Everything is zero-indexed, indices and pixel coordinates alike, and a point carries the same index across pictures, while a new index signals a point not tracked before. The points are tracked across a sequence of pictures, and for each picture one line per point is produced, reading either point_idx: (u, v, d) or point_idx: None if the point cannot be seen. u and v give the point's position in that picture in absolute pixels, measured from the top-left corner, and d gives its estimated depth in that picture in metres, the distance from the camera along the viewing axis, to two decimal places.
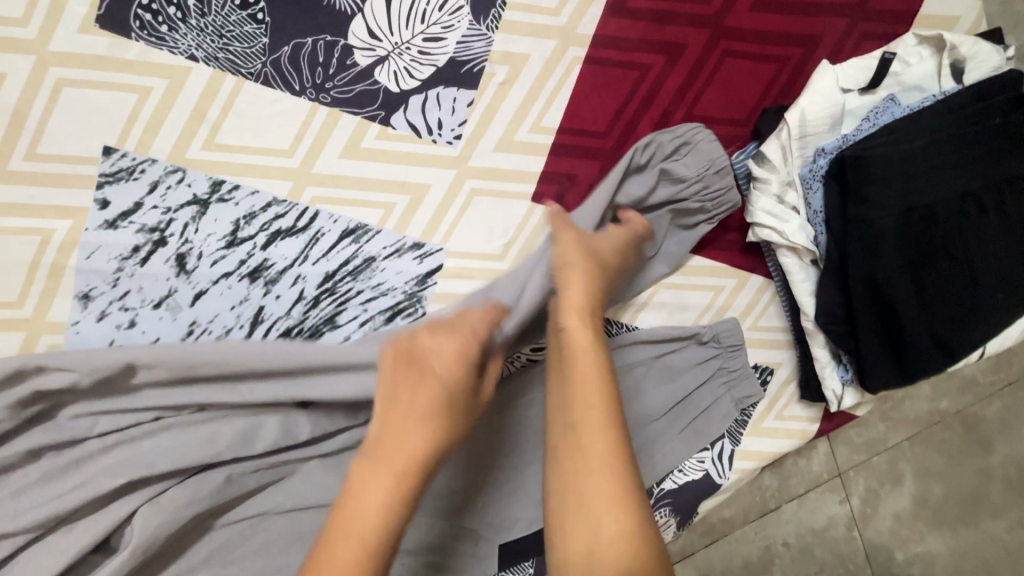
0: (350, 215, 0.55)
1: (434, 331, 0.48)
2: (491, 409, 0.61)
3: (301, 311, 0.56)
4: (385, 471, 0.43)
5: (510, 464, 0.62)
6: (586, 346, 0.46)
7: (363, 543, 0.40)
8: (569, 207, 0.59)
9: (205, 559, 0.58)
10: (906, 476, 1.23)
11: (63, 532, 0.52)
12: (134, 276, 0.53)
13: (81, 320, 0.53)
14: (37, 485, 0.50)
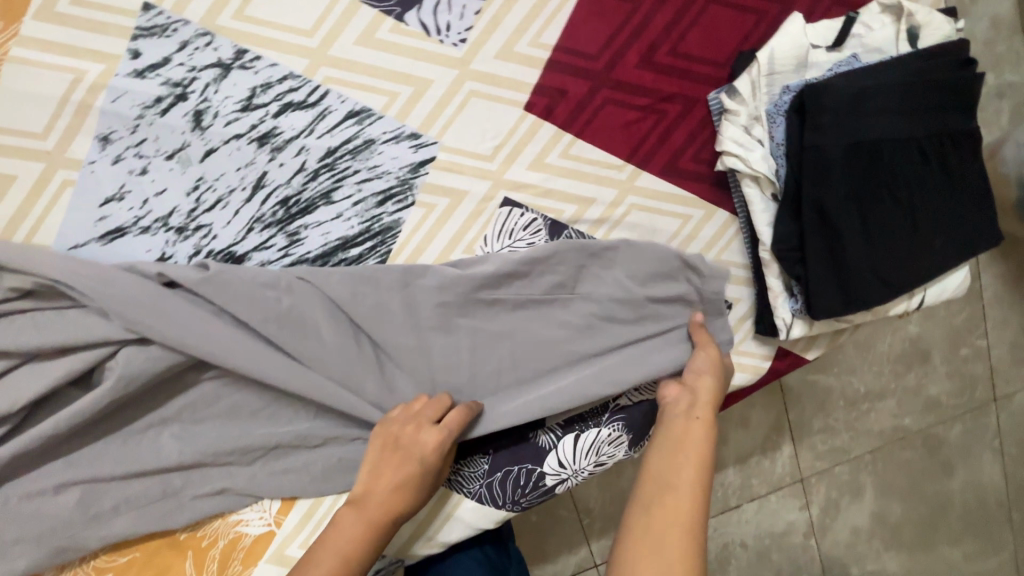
0: (358, 98, 0.60)
1: (423, 425, 0.58)
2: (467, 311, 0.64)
3: (301, 181, 0.61)
4: (376, 507, 0.57)
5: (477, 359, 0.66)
6: (693, 432, 0.58)
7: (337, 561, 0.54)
8: (559, 119, 0.64)
9: (179, 411, 0.63)
10: (867, 490, 1.26)
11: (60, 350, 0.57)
12: (152, 125, 0.58)
13: (98, 160, 0.58)
14: (63, 304, 0.57)
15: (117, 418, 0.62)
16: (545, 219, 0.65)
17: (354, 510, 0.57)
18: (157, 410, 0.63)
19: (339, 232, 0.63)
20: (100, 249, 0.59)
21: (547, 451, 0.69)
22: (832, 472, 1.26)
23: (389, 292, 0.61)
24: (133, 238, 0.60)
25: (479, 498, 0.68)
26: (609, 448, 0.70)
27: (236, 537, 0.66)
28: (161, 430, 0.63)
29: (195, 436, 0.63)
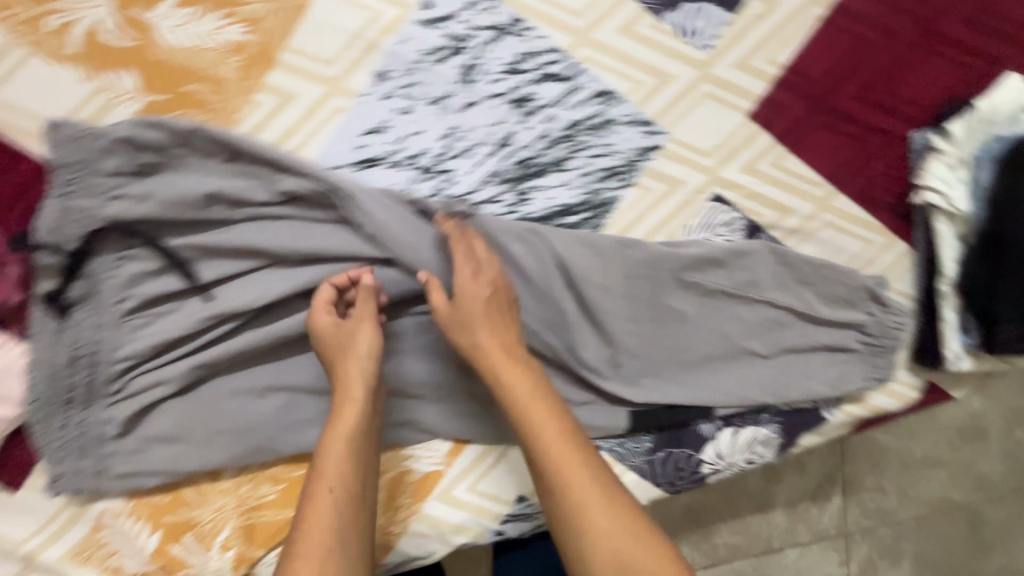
0: (608, 81, 0.66)
1: (328, 311, 0.60)
2: (661, 293, 0.68)
3: (541, 146, 0.65)
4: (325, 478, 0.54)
5: (659, 341, 0.70)
6: (524, 390, 0.57)
7: (331, 497, 0.53)
8: (776, 131, 0.69)
9: (382, 339, 0.67)
10: (907, 556, 1.29)
11: (309, 260, 0.62)
12: (427, 71, 0.62)
13: (369, 94, 0.62)
14: (314, 219, 0.61)
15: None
16: (745, 221, 0.70)
17: (334, 424, 0.57)
18: None
19: (562, 199, 0.67)
20: (352, 174, 0.63)
21: (706, 440, 0.72)
22: (875, 530, 1.29)
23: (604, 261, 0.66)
24: (382, 170, 0.64)
25: (640, 472, 0.71)
26: (761, 447, 0.74)
27: (404, 472, 0.67)
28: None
29: (391, 367, 0.66)
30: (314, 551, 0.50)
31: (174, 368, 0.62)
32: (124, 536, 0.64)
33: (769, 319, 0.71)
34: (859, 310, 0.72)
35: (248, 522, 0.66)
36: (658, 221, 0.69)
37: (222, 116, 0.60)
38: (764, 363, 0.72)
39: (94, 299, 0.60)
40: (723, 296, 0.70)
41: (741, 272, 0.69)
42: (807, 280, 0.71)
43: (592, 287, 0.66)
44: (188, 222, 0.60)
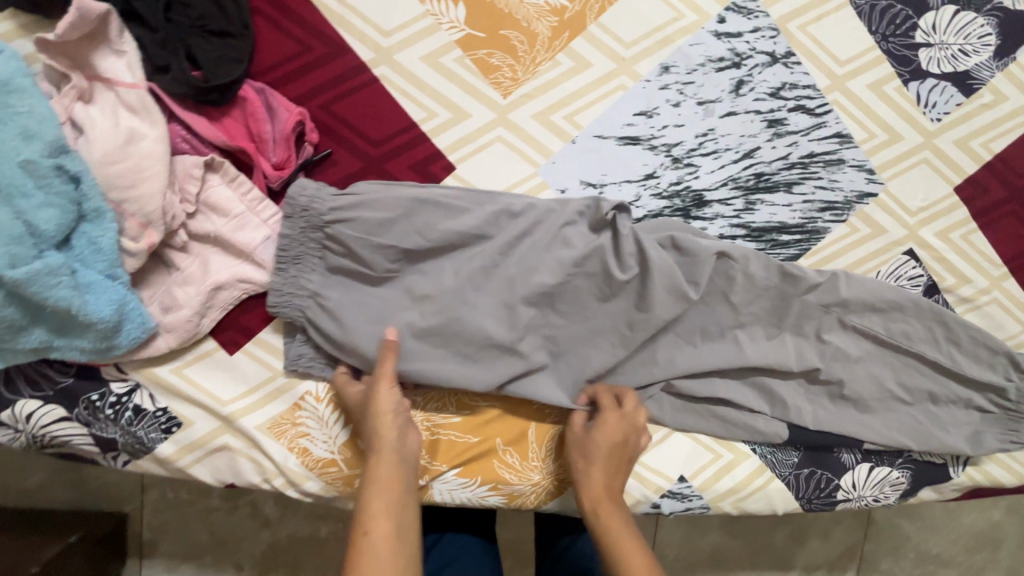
0: (849, 126, 0.73)
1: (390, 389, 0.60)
2: (849, 325, 0.73)
3: (778, 166, 0.72)
4: (387, 454, 0.56)
5: (836, 370, 0.73)
6: (613, 483, 0.62)
7: (399, 491, 0.54)
8: (973, 208, 0.77)
9: None
10: None
11: (564, 211, 0.66)
12: (704, 75, 0.70)
13: (651, 82, 0.69)
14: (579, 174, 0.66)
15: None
16: (928, 279, 0.77)
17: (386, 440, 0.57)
18: None
19: (783, 217, 0.73)
20: (616, 147, 0.69)
21: (847, 469, 0.77)
22: None
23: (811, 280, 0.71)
24: (639, 150, 0.70)
25: (786, 482, 0.75)
26: (890, 488, 0.79)
27: None
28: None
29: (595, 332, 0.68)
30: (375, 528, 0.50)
31: (415, 279, 0.64)
32: (318, 421, 0.66)
33: (938, 377, 0.75)
34: (998, 372, 0.74)
35: (431, 437, 0.68)
36: (855, 259, 0.75)
37: (524, 65, 0.66)
38: (922, 416, 0.75)
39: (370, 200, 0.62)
40: (903, 344, 0.73)
41: (922, 325, 0.74)
42: (955, 339, 0.74)
43: (793, 302, 0.71)
44: None
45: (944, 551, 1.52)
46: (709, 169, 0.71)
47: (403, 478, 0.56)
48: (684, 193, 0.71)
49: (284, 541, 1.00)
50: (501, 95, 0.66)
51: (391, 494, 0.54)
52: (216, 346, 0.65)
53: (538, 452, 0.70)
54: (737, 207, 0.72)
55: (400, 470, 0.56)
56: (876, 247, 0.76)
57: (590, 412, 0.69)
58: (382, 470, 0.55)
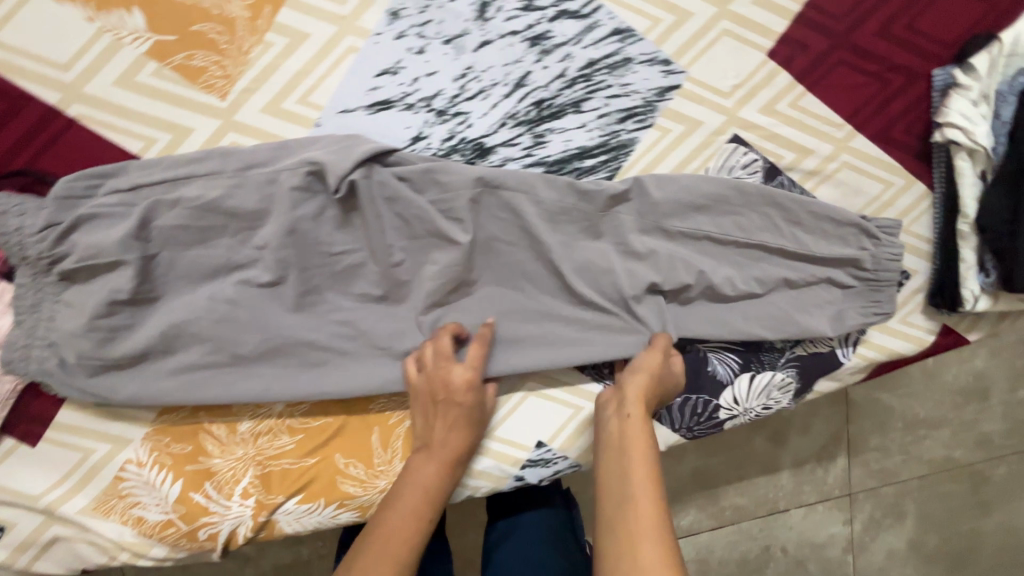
0: (626, 18, 0.64)
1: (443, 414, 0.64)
2: (671, 238, 0.67)
3: (558, 86, 0.64)
4: (422, 452, 0.64)
5: (675, 289, 0.68)
6: (642, 444, 0.59)
7: (417, 491, 0.61)
8: (795, 69, 0.68)
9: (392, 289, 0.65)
10: (907, 513, 1.45)
11: (325, 203, 0.61)
12: (441, 9, 0.61)
13: (384, 33, 0.61)
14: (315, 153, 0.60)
15: (342, 279, 0.65)
16: (764, 162, 0.69)
17: (429, 457, 0.63)
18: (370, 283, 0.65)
19: (579, 141, 0.66)
20: (367, 117, 0.62)
21: (725, 385, 0.72)
22: (879, 491, 1.43)
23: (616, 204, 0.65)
24: (395, 112, 0.62)
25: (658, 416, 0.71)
26: (778, 392, 0.74)
27: None
28: (374, 289, 0.66)
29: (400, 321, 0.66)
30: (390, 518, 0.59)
31: (189, 315, 0.61)
32: (145, 485, 0.64)
33: (786, 265, 0.69)
34: (849, 244, 0.69)
35: (265, 471, 0.66)
36: (677, 162, 0.68)
37: (232, 57, 0.59)
38: (785, 312, 0.70)
39: (98, 251, 0.56)
40: (729, 244, 0.68)
41: (750, 215, 0.68)
42: (790, 222, 0.69)
43: (597, 238, 0.66)
44: (199, 167, 0.59)
45: (933, 414, 1.44)
46: (481, 113, 0.64)
47: (423, 469, 0.62)
48: (460, 145, 0.64)
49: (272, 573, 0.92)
50: (219, 98, 0.59)
51: (412, 484, 0.62)
52: (17, 442, 0.62)
53: (384, 456, 0.67)
54: (525, 146, 0.65)
55: (423, 464, 0.63)
56: (696, 145, 0.68)
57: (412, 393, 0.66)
58: (423, 468, 0.63)
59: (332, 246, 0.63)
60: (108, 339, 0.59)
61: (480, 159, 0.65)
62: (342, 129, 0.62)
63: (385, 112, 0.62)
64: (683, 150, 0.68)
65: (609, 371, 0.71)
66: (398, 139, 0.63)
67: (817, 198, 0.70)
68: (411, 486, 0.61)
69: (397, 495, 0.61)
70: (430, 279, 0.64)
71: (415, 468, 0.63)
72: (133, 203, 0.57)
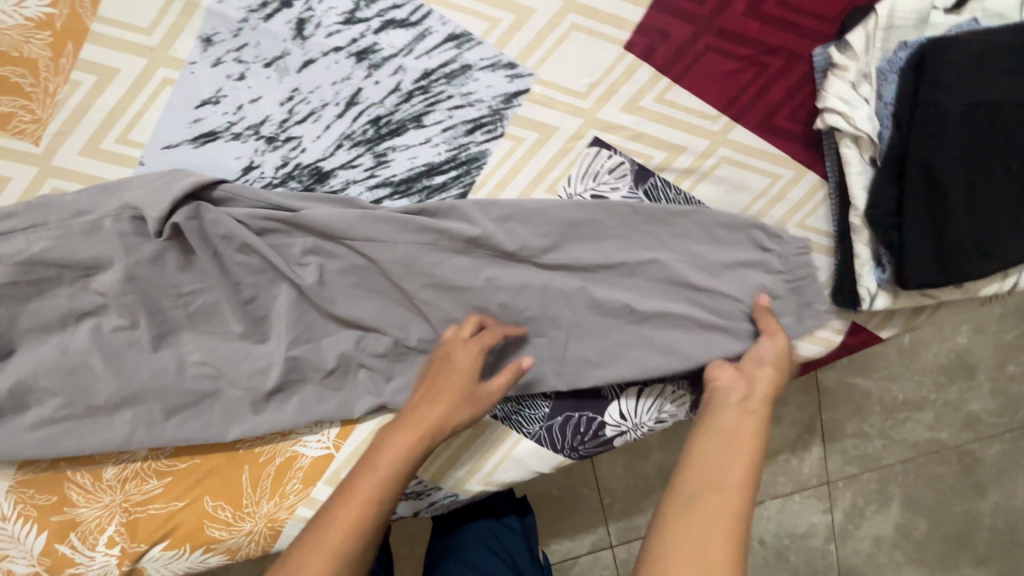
0: (459, 22, 0.59)
1: (461, 368, 0.58)
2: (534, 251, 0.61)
3: (394, 101, 0.60)
4: (408, 426, 0.55)
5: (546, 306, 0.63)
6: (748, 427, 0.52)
7: (375, 470, 0.52)
8: (657, 61, 0.62)
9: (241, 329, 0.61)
10: (895, 501, 1.23)
11: (156, 246, 0.58)
12: (255, 30, 0.57)
13: (198, 62, 0.58)
14: (135, 198, 0.56)
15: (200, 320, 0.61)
16: (632, 164, 0.64)
17: (408, 433, 0.55)
18: (219, 323, 0.61)
19: (425, 158, 0.62)
20: (191, 151, 0.59)
21: (609, 401, 0.68)
22: (859, 477, 1.23)
23: (468, 221, 0.61)
24: (222, 143, 0.59)
25: (537, 439, 0.67)
26: (671, 406, 0.69)
27: (292, 456, 0.66)
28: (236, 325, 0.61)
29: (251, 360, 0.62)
30: (354, 496, 0.50)
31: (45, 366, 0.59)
32: (11, 539, 0.63)
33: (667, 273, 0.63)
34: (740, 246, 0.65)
35: (130, 517, 0.64)
36: (535, 171, 0.63)
37: (40, 100, 0.56)
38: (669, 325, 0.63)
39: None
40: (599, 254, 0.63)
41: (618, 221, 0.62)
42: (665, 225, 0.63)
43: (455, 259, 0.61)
44: (19, 219, 0.57)
45: (912, 395, 1.23)
46: (316, 137, 0.60)
47: (397, 444, 0.54)
48: (297, 172, 0.61)
49: None
50: (33, 144, 0.57)
51: (391, 462, 0.53)
52: None
53: (252, 497, 0.65)
54: (367, 167, 0.61)
55: (407, 440, 0.54)
56: (555, 152, 0.63)
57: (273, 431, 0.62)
58: (410, 433, 0.55)
59: (182, 288, 0.60)
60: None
61: (318, 186, 0.61)
62: (168, 165, 0.59)
63: (212, 145, 0.59)
64: (541, 157, 0.63)
65: None
66: (230, 172, 0.60)
67: (694, 200, 0.65)
68: (386, 460, 0.53)
69: (361, 474, 0.52)
70: (284, 315, 0.61)
71: (390, 443, 0.54)
72: None
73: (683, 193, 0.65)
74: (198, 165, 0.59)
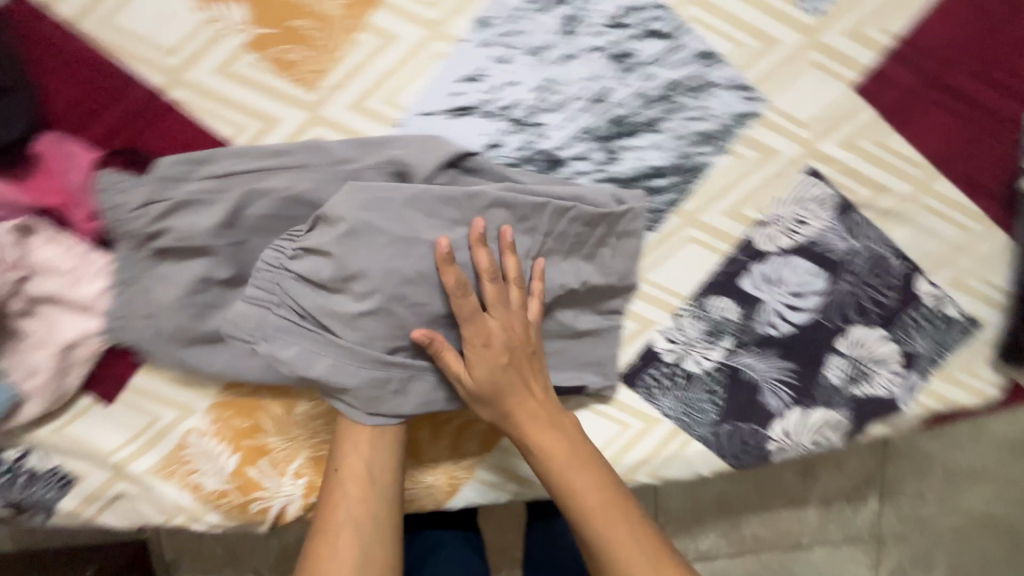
0: (712, 42, 0.63)
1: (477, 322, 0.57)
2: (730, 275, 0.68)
3: (637, 105, 0.64)
4: (351, 434, 0.60)
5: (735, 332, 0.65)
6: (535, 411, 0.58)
7: (358, 469, 0.58)
8: (882, 106, 0.66)
9: None
10: (939, 568, 1.23)
11: None
12: (530, 20, 0.62)
13: (472, 41, 0.62)
14: (397, 156, 0.60)
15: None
16: (839, 198, 0.68)
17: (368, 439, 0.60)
18: None
19: (652, 161, 0.66)
20: (447, 121, 0.63)
21: (775, 417, 0.72)
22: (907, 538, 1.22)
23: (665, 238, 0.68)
24: (474, 118, 0.63)
25: (705, 442, 0.71)
26: (832, 431, 0.73)
27: (470, 421, 0.69)
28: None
29: None
30: (326, 517, 0.56)
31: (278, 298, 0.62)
32: (205, 455, 0.67)
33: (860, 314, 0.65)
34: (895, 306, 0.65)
35: (316, 453, 0.68)
36: (750, 190, 0.67)
37: (324, 53, 0.61)
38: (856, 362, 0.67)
39: (203, 233, 0.59)
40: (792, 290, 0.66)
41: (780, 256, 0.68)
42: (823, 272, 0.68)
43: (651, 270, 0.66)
44: (287, 159, 0.61)
45: (973, 465, 1.23)
46: (558, 126, 0.64)
47: (356, 444, 0.59)
48: (535, 155, 0.65)
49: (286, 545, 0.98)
50: (307, 91, 0.61)
51: (355, 466, 0.58)
52: (95, 400, 0.66)
53: (431, 452, 0.69)
54: (597, 162, 0.65)
55: (368, 442, 0.60)
56: (769, 175, 0.67)
57: None
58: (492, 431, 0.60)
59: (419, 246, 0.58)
60: (203, 312, 0.62)
61: (549, 171, 0.65)
62: (423, 130, 0.63)
63: (464, 118, 0.63)
64: (755, 178, 0.67)
65: (660, 392, 0.71)
66: (474, 145, 0.64)
67: (889, 240, 0.69)
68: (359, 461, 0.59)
69: (336, 479, 0.58)
70: None
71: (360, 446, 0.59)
72: (224, 188, 0.59)
73: (881, 232, 0.69)
74: (452, 135, 0.63)
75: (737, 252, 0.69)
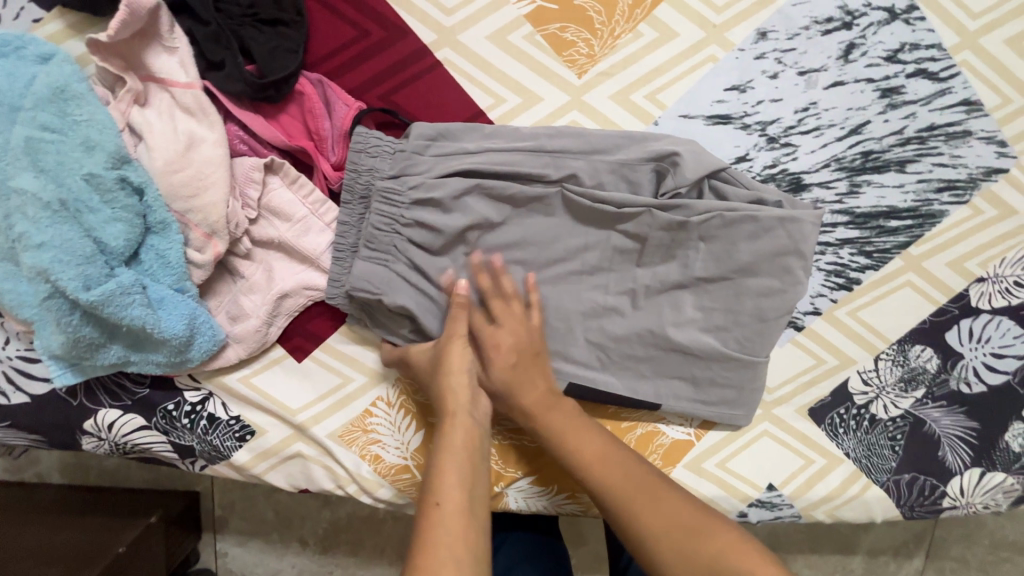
0: (981, 92, 0.63)
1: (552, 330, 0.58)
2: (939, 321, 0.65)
3: (892, 142, 0.63)
4: (452, 428, 0.53)
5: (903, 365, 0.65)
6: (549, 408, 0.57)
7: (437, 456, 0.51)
8: None
9: (680, 302, 0.62)
10: None
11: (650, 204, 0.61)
12: (808, 40, 0.61)
13: (747, 50, 0.61)
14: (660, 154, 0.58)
15: (651, 284, 0.61)
16: None
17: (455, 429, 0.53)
18: (661, 290, 0.62)
19: (892, 200, 0.65)
20: (705, 127, 0.61)
21: (954, 473, 0.70)
22: None
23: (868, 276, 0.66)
24: (731, 129, 0.62)
25: (885, 489, 0.69)
26: (1005, 496, 0.70)
27: (655, 432, 0.67)
28: (680, 297, 0.62)
29: (682, 336, 0.62)
30: (442, 493, 0.48)
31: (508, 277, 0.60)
32: (390, 426, 0.64)
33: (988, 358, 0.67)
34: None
35: (502, 442, 0.65)
36: (979, 244, 0.66)
37: (601, 38, 0.59)
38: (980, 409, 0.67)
39: (453, 200, 0.56)
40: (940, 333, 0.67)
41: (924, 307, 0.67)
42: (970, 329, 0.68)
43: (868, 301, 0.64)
44: (545, 139, 0.59)
45: None
46: (809, 151, 0.63)
47: (468, 469, 0.50)
48: (781, 176, 0.63)
49: (345, 519, 0.91)
50: (576, 75, 0.60)
51: (464, 461, 0.51)
52: (285, 354, 0.63)
53: None
54: (839, 192, 0.64)
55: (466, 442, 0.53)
56: (1000, 231, 0.66)
57: (670, 406, 0.64)
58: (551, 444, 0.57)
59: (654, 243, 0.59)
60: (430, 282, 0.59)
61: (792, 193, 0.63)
62: (681, 133, 0.61)
63: (722, 127, 0.62)
64: (987, 233, 0.66)
65: (843, 432, 0.70)
66: (726, 156, 0.62)
67: None
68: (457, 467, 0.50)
69: (436, 467, 0.50)
70: (732, 301, 0.61)
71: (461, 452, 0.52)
72: (480, 158, 0.57)
73: None
74: (707, 142, 0.62)
75: (950, 303, 0.68)
